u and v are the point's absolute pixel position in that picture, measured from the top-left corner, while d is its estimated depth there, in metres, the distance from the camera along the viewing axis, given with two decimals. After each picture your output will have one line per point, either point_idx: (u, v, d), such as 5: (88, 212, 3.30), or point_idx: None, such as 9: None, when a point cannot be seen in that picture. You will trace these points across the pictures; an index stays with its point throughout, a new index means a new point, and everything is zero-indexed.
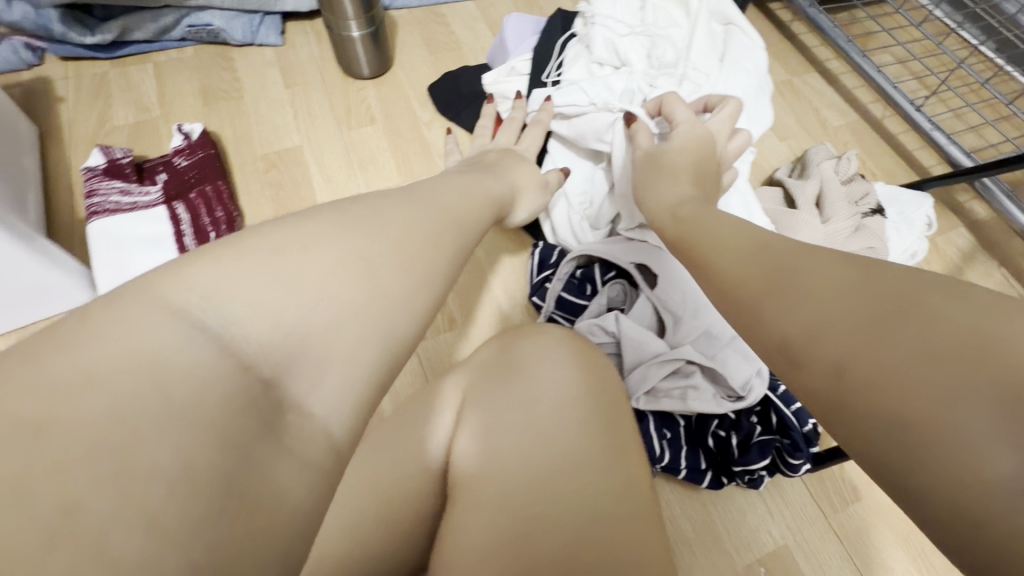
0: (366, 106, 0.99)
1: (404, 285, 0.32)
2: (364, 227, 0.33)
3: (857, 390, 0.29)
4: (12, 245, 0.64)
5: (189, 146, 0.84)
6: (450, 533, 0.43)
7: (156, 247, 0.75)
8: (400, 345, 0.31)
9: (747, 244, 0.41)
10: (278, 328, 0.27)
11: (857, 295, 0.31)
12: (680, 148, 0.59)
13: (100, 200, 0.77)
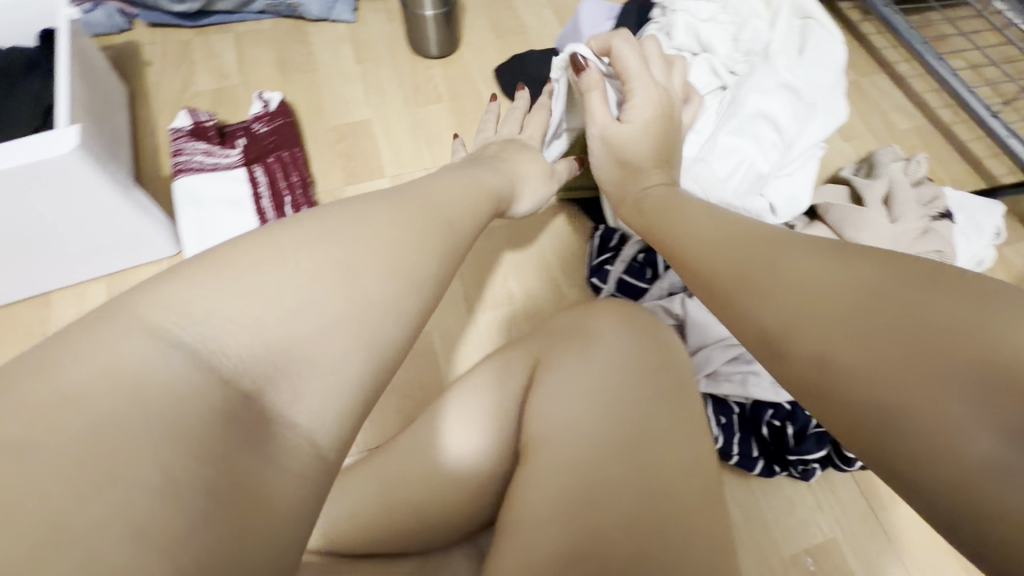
0: (433, 85, 1.00)
1: (379, 289, 0.33)
2: (341, 230, 0.35)
3: (837, 379, 0.29)
4: (111, 192, 0.66)
5: (270, 114, 0.87)
6: (522, 489, 0.43)
7: (236, 206, 0.78)
8: (386, 348, 0.33)
9: (728, 236, 0.42)
10: (256, 346, 0.29)
11: (836, 283, 0.32)
12: (635, 131, 0.61)
13: (186, 158, 0.81)
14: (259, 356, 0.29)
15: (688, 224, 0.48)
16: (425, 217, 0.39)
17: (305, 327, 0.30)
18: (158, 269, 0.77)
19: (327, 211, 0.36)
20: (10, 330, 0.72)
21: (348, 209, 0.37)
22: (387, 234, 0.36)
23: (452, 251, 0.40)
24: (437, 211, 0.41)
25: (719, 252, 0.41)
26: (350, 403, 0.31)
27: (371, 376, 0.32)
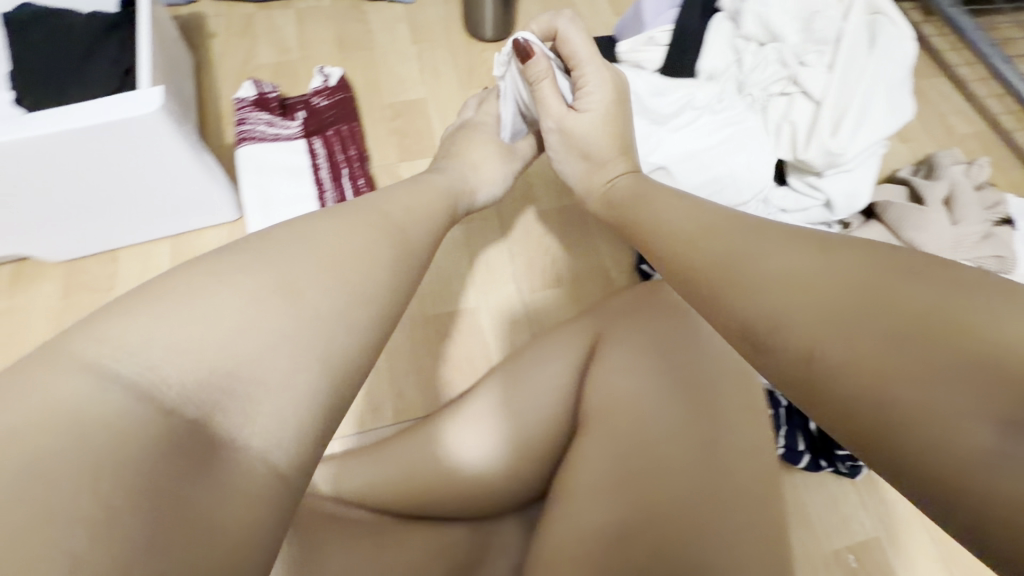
0: (486, 68, 1.00)
1: (329, 302, 0.37)
2: (284, 251, 0.38)
3: (825, 372, 0.31)
4: (185, 155, 0.69)
5: (330, 89, 0.90)
6: (581, 456, 0.53)
7: (296, 175, 0.83)
8: (337, 358, 0.36)
9: (697, 232, 0.44)
10: (198, 372, 0.31)
11: (825, 279, 0.33)
12: (592, 120, 0.64)
13: (250, 128, 0.85)
14: (200, 384, 0.31)
15: (667, 224, 0.48)
16: (377, 236, 0.43)
17: (248, 352, 0.33)
18: (219, 233, 0.81)
19: (282, 235, 0.39)
20: (81, 284, 0.76)
21: (304, 231, 0.40)
22: (336, 254, 0.39)
23: (399, 265, 0.43)
24: (384, 227, 0.45)
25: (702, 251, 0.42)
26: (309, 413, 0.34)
27: (328, 381, 0.35)
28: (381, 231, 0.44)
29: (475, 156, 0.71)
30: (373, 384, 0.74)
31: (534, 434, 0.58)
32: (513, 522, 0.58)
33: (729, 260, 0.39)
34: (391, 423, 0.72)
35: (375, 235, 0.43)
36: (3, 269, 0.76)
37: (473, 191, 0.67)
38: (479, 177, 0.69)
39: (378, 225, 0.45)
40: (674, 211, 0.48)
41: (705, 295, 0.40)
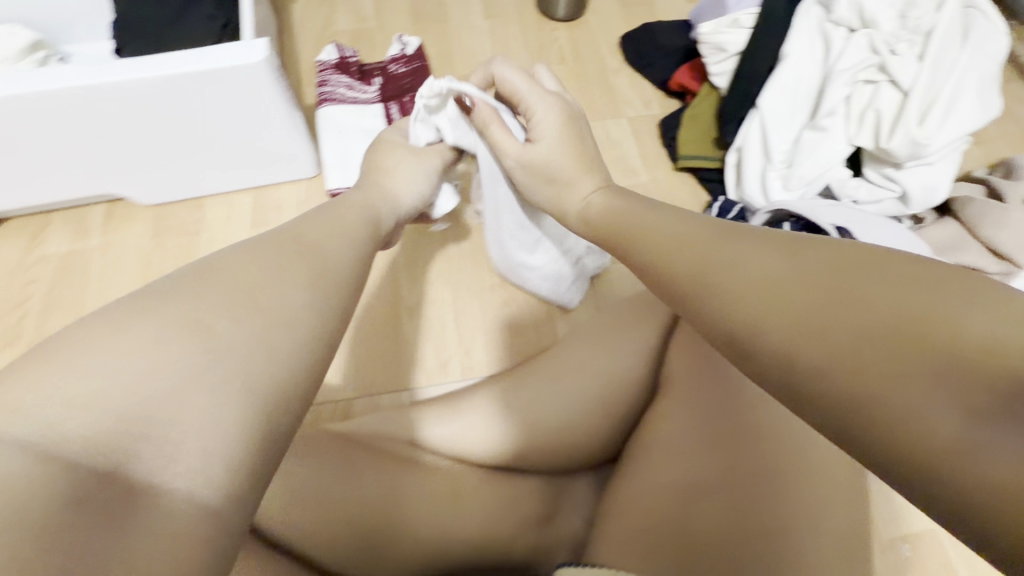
0: (558, 47, 1.01)
1: (236, 334, 0.31)
2: (179, 294, 0.32)
3: (805, 373, 0.28)
4: (282, 110, 0.72)
5: (407, 57, 0.92)
6: (662, 418, 0.55)
7: (373, 138, 0.85)
8: (263, 385, 0.30)
9: (668, 238, 0.41)
10: (107, 424, 0.26)
11: (783, 282, 0.31)
12: (550, 145, 0.55)
13: (330, 90, 0.87)
14: (117, 431, 0.26)
15: (641, 244, 0.43)
16: (295, 263, 0.38)
17: (157, 390, 0.27)
18: (297, 188, 0.83)
19: (177, 280, 0.33)
20: (168, 228, 0.79)
21: (209, 272, 0.34)
22: (240, 292, 0.33)
23: (324, 292, 0.38)
24: (308, 259, 0.39)
25: (675, 267, 0.38)
26: (238, 453, 0.28)
27: (260, 407, 0.30)
28: (310, 263, 0.39)
29: (400, 170, 0.59)
30: (440, 344, 0.77)
31: (609, 398, 0.59)
32: (587, 479, 0.60)
33: (692, 273, 0.36)
34: (459, 378, 0.75)
35: (302, 265, 0.38)
36: (96, 209, 0.80)
37: (394, 194, 0.57)
38: (396, 185, 0.58)
39: (296, 252, 0.39)
40: (649, 239, 0.42)
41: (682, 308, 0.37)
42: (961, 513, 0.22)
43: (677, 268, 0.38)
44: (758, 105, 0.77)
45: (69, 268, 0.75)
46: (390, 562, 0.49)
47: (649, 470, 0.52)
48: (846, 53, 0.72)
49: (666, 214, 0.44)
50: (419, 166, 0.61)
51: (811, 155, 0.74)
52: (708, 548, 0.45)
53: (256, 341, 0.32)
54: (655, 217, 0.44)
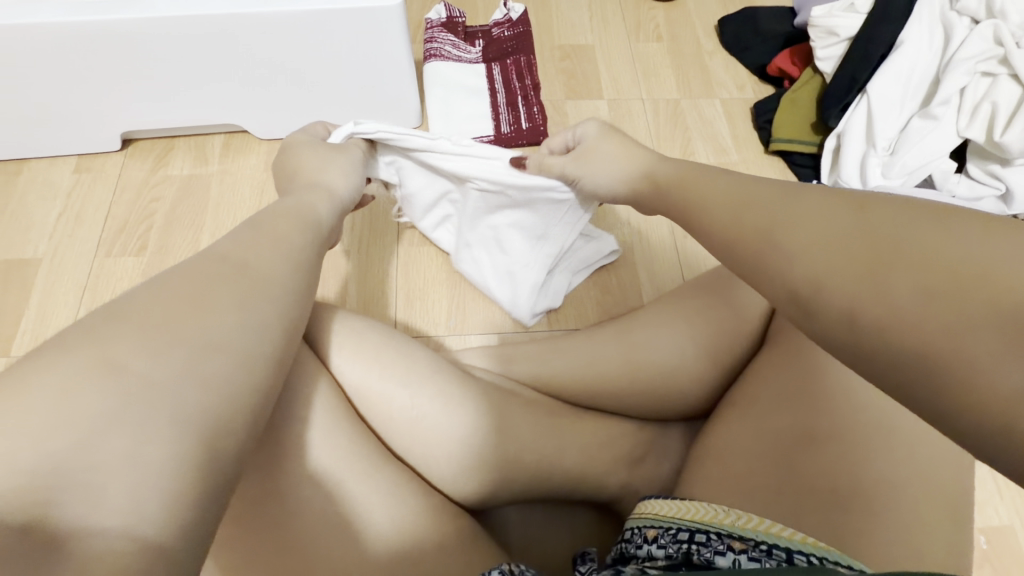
0: (655, 24, 1.02)
1: (161, 371, 0.29)
2: (85, 339, 0.29)
3: (868, 330, 0.29)
4: (402, 44, 0.77)
5: (512, 21, 0.94)
6: (758, 380, 0.57)
7: (475, 96, 0.88)
8: (195, 418, 0.29)
9: (737, 200, 0.41)
10: (24, 475, 0.25)
11: (841, 253, 0.32)
12: (595, 137, 0.59)
13: (438, 46, 0.90)
14: (33, 484, 0.25)
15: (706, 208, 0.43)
16: (219, 284, 0.35)
17: (75, 438, 0.26)
18: None
19: (86, 322, 0.31)
20: None
21: (118, 310, 0.32)
22: (165, 318, 0.31)
23: (254, 307, 0.35)
24: (221, 277, 0.35)
25: (738, 234, 0.38)
26: (171, 486, 0.27)
27: (196, 442, 0.29)
28: (236, 284, 0.35)
29: (332, 168, 0.57)
30: None
31: (704, 357, 0.61)
32: (677, 430, 0.64)
33: (756, 244, 0.37)
34: (545, 327, 0.77)
35: (228, 286, 0.35)
36: (215, 138, 0.85)
37: (330, 188, 0.54)
38: (332, 181, 0.55)
39: (228, 272, 0.36)
40: (709, 215, 0.42)
41: (745, 274, 0.38)
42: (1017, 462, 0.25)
43: (736, 246, 0.38)
44: (867, 91, 0.79)
45: (191, 189, 0.80)
46: (497, 480, 0.52)
47: (735, 423, 0.55)
48: (966, 44, 0.74)
49: (724, 185, 0.43)
50: (349, 164, 0.59)
51: (917, 144, 0.75)
52: (806, 496, 0.47)
53: (179, 374, 0.30)
54: (708, 199, 0.43)
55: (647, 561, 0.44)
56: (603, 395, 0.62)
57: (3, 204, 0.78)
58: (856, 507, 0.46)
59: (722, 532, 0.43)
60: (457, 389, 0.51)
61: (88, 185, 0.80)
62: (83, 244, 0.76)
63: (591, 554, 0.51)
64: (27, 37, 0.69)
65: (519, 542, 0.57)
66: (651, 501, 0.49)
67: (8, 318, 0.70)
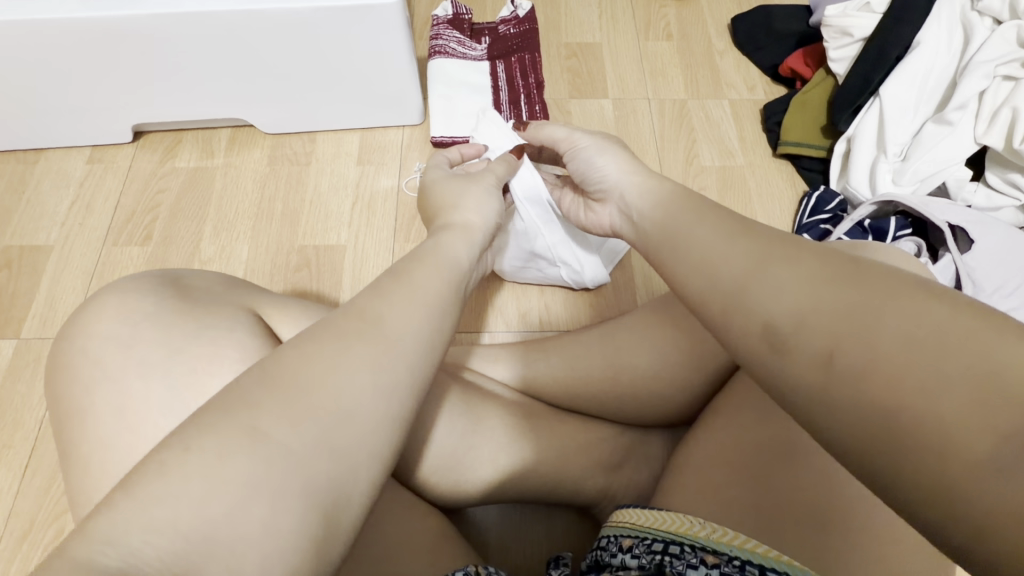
0: (665, 23, 1.00)
1: (302, 442, 0.29)
2: (240, 399, 0.29)
3: (846, 373, 0.28)
4: (404, 40, 0.78)
5: (518, 18, 0.93)
6: (723, 403, 0.54)
7: (477, 93, 0.87)
8: (323, 491, 0.28)
9: (727, 229, 0.37)
10: (175, 543, 0.24)
11: (838, 297, 0.30)
12: (595, 154, 0.53)
13: (443, 43, 0.90)
14: (185, 553, 0.24)
15: (678, 239, 0.40)
16: (354, 343, 0.33)
17: (224, 507, 0.26)
18: (402, 133, 0.87)
19: (247, 383, 0.30)
20: (282, 157, 0.85)
21: (271, 369, 0.31)
22: (307, 391, 0.30)
23: (388, 364, 0.33)
24: (365, 338, 0.33)
25: (724, 259, 0.36)
26: (297, 559, 0.27)
27: (321, 513, 0.28)
28: (381, 350, 0.33)
29: (469, 199, 0.54)
30: (521, 298, 0.79)
31: (691, 362, 0.60)
32: (660, 437, 0.63)
33: (739, 272, 0.34)
34: (537, 328, 0.77)
35: (366, 348, 0.33)
36: (222, 132, 0.87)
37: (468, 221, 0.51)
38: (467, 215, 0.52)
39: (362, 332, 0.34)
40: (694, 240, 0.39)
41: (717, 306, 0.35)
42: (953, 493, 0.24)
43: (719, 272, 0.35)
44: (880, 94, 0.76)
45: (197, 181, 0.83)
46: (470, 483, 0.52)
47: (703, 444, 0.53)
48: (985, 46, 0.71)
49: (709, 213, 0.40)
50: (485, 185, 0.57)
51: (931, 150, 0.72)
52: (779, 517, 0.45)
53: (315, 444, 0.29)
54: (697, 226, 0.39)
55: (620, 570, 0.42)
56: (584, 398, 0.61)
57: (19, 193, 0.82)
58: (839, 522, 0.43)
59: (697, 545, 0.41)
60: (432, 388, 0.51)
61: (100, 176, 0.83)
62: (93, 233, 0.78)
63: (564, 559, 0.48)
64: (41, 34, 0.72)
65: (496, 541, 0.61)
66: (627, 509, 0.47)
67: (20, 301, 0.73)
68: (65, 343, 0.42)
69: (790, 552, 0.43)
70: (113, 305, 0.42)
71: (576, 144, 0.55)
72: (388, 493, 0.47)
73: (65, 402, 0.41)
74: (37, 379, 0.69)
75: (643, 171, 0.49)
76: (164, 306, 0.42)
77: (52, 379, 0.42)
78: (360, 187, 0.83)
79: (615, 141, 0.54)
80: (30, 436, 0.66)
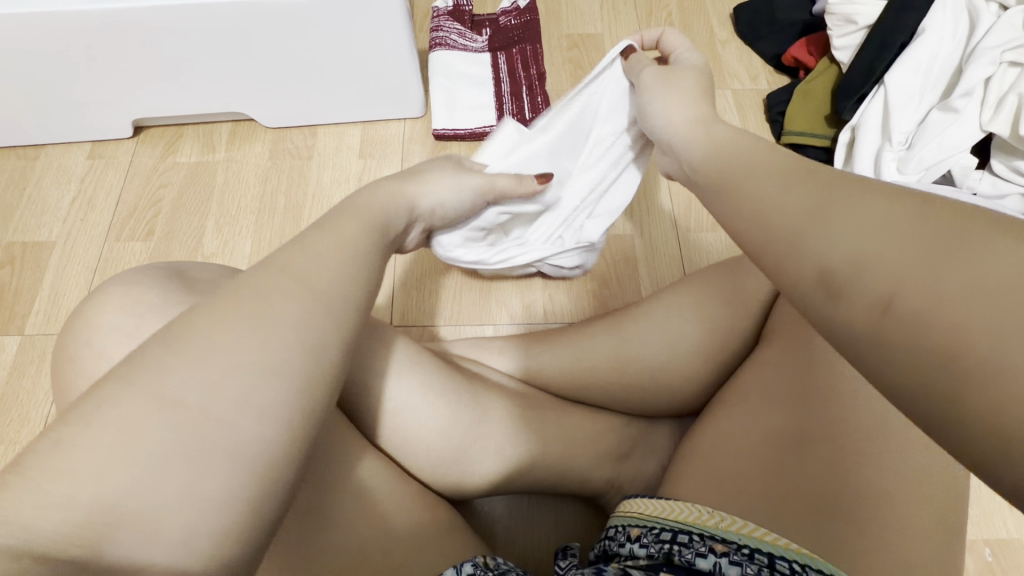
0: (667, 12, 0.99)
1: (221, 406, 0.28)
2: (149, 363, 0.28)
3: (901, 319, 0.25)
4: (404, 32, 0.77)
5: (519, 9, 0.92)
6: (760, 369, 0.54)
7: (480, 86, 0.87)
8: (252, 449, 0.28)
9: (794, 168, 0.34)
10: (90, 510, 0.24)
11: (908, 239, 0.26)
12: (657, 94, 0.52)
13: (444, 35, 0.90)
14: (96, 508, 0.24)
15: (738, 183, 0.37)
16: (274, 301, 0.32)
17: (142, 470, 0.25)
18: (403, 126, 0.87)
19: (153, 349, 0.29)
20: (282, 151, 0.85)
21: (177, 333, 0.29)
22: (216, 355, 0.29)
23: (316, 324, 0.33)
24: (286, 298, 0.32)
25: (779, 207, 0.32)
26: (228, 517, 0.27)
27: (251, 473, 0.28)
28: (306, 305, 0.33)
29: (427, 177, 0.56)
30: (525, 290, 0.79)
31: (696, 354, 0.59)
32: (666, 427, 0.63)
33: (797, 217, 0.31)
34: (541, 320, 0.77)
35: (290, 305, 0.32)
36: (223, 126, 0.87)
37: (414, 199, 0.52)
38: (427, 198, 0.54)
39: (282, 293, 0.33)
40: (750, 190, 0.35)
41: (770, 256, 0.32)
42: (997, 466, 0.21)
43: (775, 220, 0.32)
44: (884, 82, 0.75)
45: (198, 175, 0.82)
46: (476, 474, 0.52)
47: (722, 423, 0.52)
48: (991, 33, 0.71)
49: (775, 159, 0.36)
50: (456, 175, 0.57)
51: (935, 137, 0.72)
52: (792, 496, 0.44)
53: (236, 406, 0.28)
54: (758, 173, 0.36)
55: (628, 559, 0.42)
56: (591, 389, 0.61)
57: (20, 188, 0.81)
58: (844, 514, 0.43)
59: (704, 534, 0.41)
60: (435, 379, 0.50)
61: (100, 171, 0.83)
62: (93, 229, 0.78)
63: (572, 549, 0.48)
64: (39, 26, 0.71)
65: (503, 534, 0.61)
66: (636, 499, 0.47)
67: (23, 296, 0.73)
68: (70, 337, 0.42)
69: (802, 539, 0.42)
70: (117, 297, 0.42)
71: (640, 80, 0.56)
72: (394, 485, 0.47)
73: (71, 393, 0.41)
74: (41, 374, 0.69)
75: (694, 115, 0.48)
76: (166, 297, 0.42)
77: (57, 372, 0.42)
78: (362, 180, 0.82)
79: (690, 76, 0.53)
80: (35, 431, 0.66)
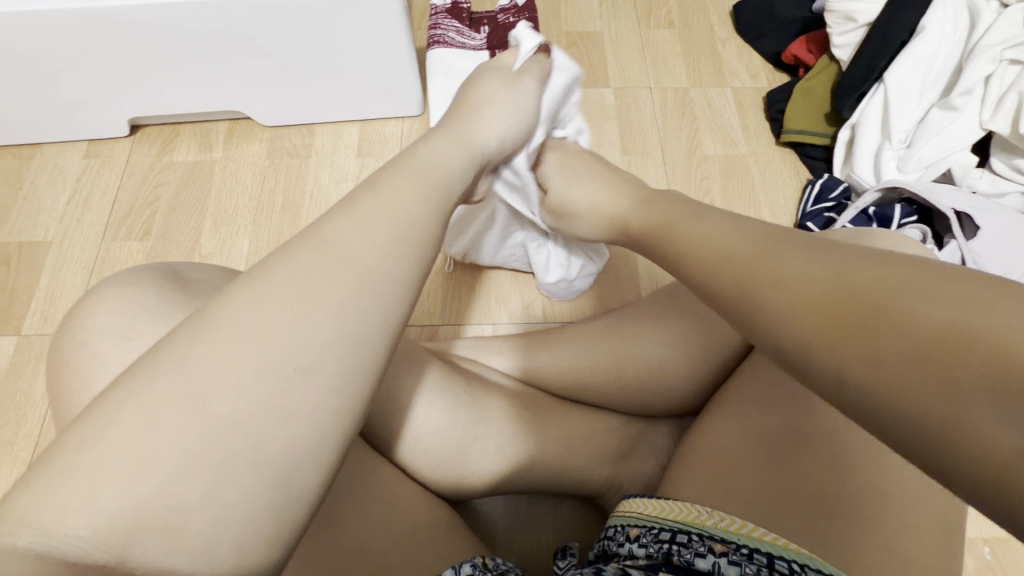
0: (666, 10, 0.99)
1: (253, 384, 0.27)
2: (188, 343, 0.27)
3: (854, 388, 0.26)
4: (404, 30, 0.77)
5: (517, 7, 0.91)
6: (743, 379, 0.54)
7: None
8: (286, 434, 0.27)
9: (731, 235, 0.36)
10: (127, 495, 0.23)
11: (835, 307, 0.28)
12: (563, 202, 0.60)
13: (442, 33, 0.87)
14: (133, 501, 0.24)
15: (684, 252, 0.39)
16: (312, 274, 0.31)
17: (174, 453, 0.25)
18: (402, 125, 0.86)
19: (184, 333, 0.28)
20: (280, 149, 0.84)
21: (213, 312, 0.29)
22: (252, 335, 0.28)
23: (353, 296, 0.31)
24: (327, 270, 0.31)
25: (720, 286, 0.34)
26: (265, 498, 0.26)
27: (287, 457, 0.27)
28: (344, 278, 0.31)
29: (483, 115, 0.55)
30: (524, 288, 0.79)
31: (696, 353, 0.59)
32: (665, 427, 0.63)
33: (740, 289, 0.32)
34: (541, 320, 0.77)
35: (329, 279, 0.31)
36: (220, 125, 0.87)
37: (471, 139, 0.51)
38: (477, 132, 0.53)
39: (320, 265, 0.31)
40: (705, 252, 0.37)
41: (736, 313, 0.33)
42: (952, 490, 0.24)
43: (722, 301, 0.34)
44: (884, 80, 0.75)
45: (195, 175, 0.82)
46: (474, 475, 0.52)
47: (722, 423, 0.52)
48: (992, 30, 0.71)
49: (723, 223, 0.38)
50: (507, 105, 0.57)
51: (935, 136, 0.72)
52: (785, 496, 0.44)
53: (271, 388, 0.27)
54: (704, 240, 0.38)
55: (627, 559, 0.42)
56: (590, 390, 0.61)
57: (16, 188, 0.81)
58: (842, 509, 0.43)
59: (704, 534, 0.41)
60: (435, 380, 0.51)
61: (97, 170, 0.82)
62: (90, 229, 0.78)
63: (572, 548, 0.47)
64: (34, 24, 0.71)
65: (503, 533, 0.61)
66: (634, 498, 0.47)
67: (19, 297, 0.73)
68: (66, 339, 0.41)
69: (806, 539, 0.41)
70: (113, 299, 0.41)
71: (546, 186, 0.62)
72: (392, 486, 0.47)
73: (67, 395, 0.40)
74: (38, 374, 0.68)
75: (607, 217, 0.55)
76: (162, 298, 0.41)
77: (53, 375, 0.42)
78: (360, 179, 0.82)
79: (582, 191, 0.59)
80: (32, 432, 0.65)
